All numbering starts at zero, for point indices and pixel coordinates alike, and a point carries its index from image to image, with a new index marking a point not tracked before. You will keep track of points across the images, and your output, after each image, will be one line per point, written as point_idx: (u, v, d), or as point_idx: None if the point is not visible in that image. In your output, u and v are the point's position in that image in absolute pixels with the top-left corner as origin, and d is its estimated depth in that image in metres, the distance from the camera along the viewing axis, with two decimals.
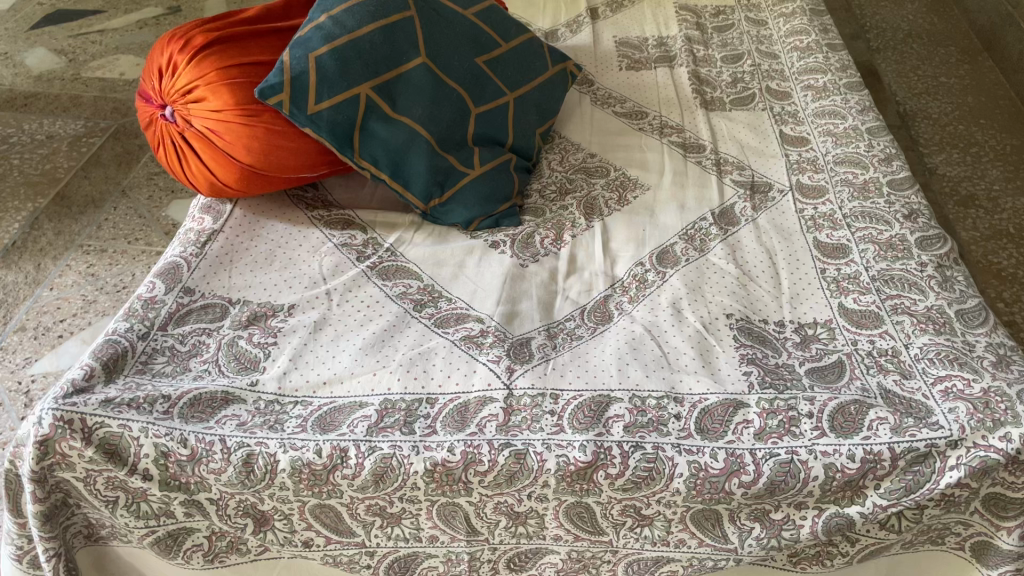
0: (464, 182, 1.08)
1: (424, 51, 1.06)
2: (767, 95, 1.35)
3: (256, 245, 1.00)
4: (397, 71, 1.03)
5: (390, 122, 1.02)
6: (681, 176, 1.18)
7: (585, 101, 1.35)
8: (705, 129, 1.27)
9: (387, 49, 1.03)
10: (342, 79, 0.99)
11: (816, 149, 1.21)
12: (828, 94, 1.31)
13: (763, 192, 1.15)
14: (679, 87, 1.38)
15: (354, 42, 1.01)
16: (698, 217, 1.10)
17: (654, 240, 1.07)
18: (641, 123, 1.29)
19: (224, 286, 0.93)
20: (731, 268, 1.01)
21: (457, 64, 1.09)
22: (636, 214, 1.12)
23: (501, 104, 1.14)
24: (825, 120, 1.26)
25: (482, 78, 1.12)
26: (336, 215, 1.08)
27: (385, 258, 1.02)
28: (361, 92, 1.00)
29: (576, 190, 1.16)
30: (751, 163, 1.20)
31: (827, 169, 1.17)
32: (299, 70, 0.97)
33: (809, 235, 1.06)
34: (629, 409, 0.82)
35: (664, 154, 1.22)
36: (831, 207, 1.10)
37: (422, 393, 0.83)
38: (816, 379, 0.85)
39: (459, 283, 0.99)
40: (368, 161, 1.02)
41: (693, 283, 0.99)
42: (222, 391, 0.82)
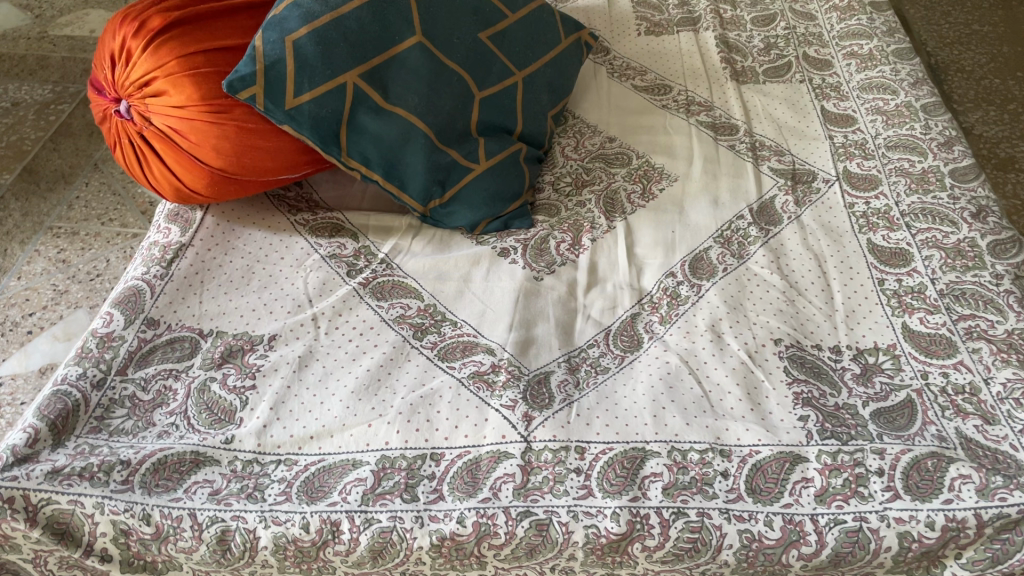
0: (467, 180, 0.95)
1: (420, 28, 0.91)
2: (805, 64, 1.20)
3: (231, 261, 0.87)
4: (389, 54, 0.89)
5: (381, 114, 0.88)
6: (712, 165, 1.05)
7: (601, 73, 1.21)
8: (737, 107, 1.13)
9: (377, 28, 0.88)
10: (325, 66, 0.85)
11: (864, 129, 1.08)
12: (875, 64, 1.17)
13: (806, 182, 1.02)
14: (705, 56, 1.23)
15: (338, 20, 0.86)
16: (735, 215, 0.97)
17: (685, 245, 0.94)
18: (664, 100, 1.15)
19: (193, 315, 0.81)
20: (776, 281, 0.88)
21: (459, 41, 0.95)
22: (663, 212, 0.99)
23: (509, 85, 1.00)
24: (872, 96, 1.12)
25: (488, 56, 0.98)
26: (322, 219, 0.95)
27: (380, 272, 0.89)
28: (348, 81, 0.86)
29: (594, 183, 1.03)
30: (790, 148, 1.07)
31: (879, 155, 1.03)
32: (274, 58, 0.83)
33: (862, 237, 0.93)
34: (668, 466, 0.70)
35: (693, 138, 1.08)
36: (885, 202, 0.97)
37: (426, 449, 0.71)
38: (884, 423, 0.73)
39: (465, 303, 0.86)
40: (357, 160, 0.89)
41: (734, 300, 0.86)
42: (191, 452, 0.70)
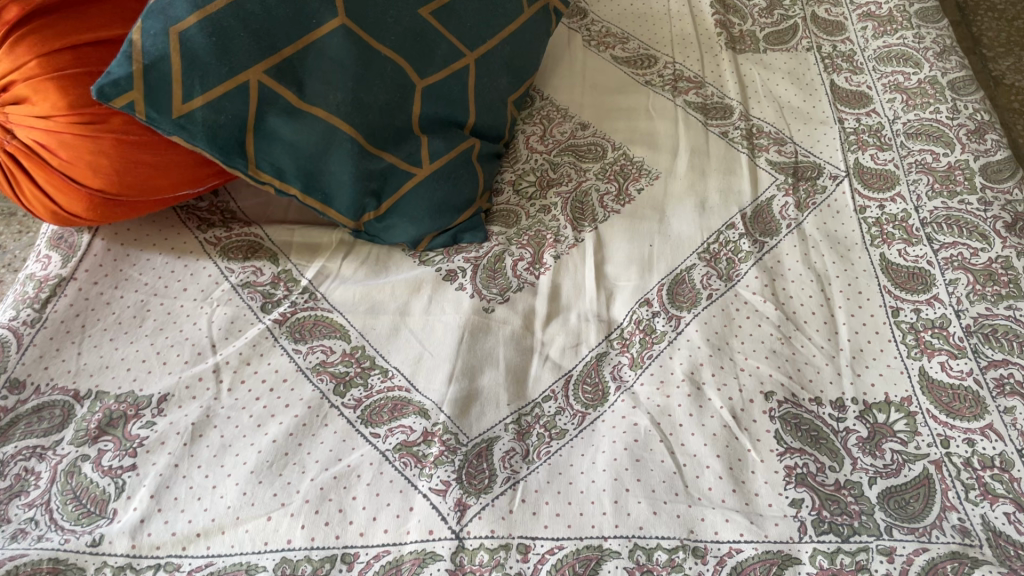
0: (407, 188, 0.80)
1: (343, 8, 0.75)
2: (813, 28, 1.04)
3: (123, 296, 0.74)
4: (305, 42, 0.74)
5: (296, 117, 0.73)
6: (700, 158, 0.90)
7: (576, 41, 1.04)
8: (731, 83, 0.97)
9: (286, 11, 0.73)
10: (221, 63, 0.69)
11: (879, 112, 0.92)
12: (894, 28, 1.00)
13: (810, 179, 0.87)
14: (697, 18, 1.07)
15: (238, 3, 0.70)
16: (724, 224, 0.83)
17: (664, 263, 0.80)
18: (647, 75, 0.99)
19: (69, 372, 0.68)
20: (770, 311, 0.74)
21: (393, 21, 0.79)
22: (640, 219, 0.84)
23: (458, 70, 0.84)
24: (891, 69, 0.96)
25: (431, 35, 0.82)
26: (238, 236, 0.81)
27: (300, 304, 0.76)
28: (252, 79, 0.71)
29: (561, 183, 0.88)
30: (793, 134, 0.92)
31: (896, 146, 0.88)
32: (155, 54, 0.67)
33: (874, 252, 0.79)
34: (629, 571, 0.57)
35: (678, 124, 0.93)
36: (903, 207, 0.82)
37: (336, 548, 0.58)
38: (894, 510, 0.60)
39: (399, 344, 0.73)
40: (269, 172, 0.75)
41: (718, 337, 0.72)
42: (48, 560, 0.57)
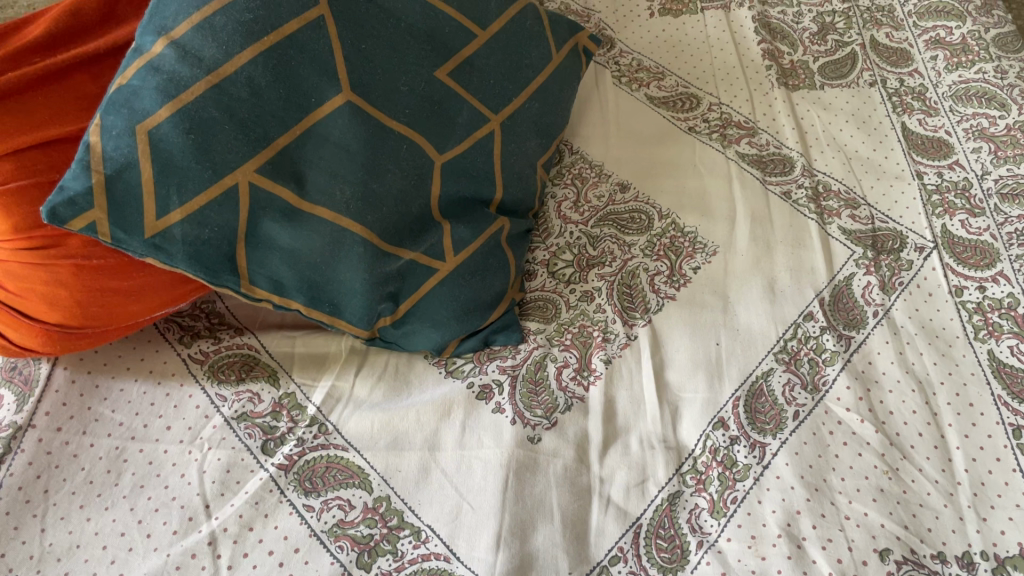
0: (429, 288, 0.67)
1: (346, 80, 0.62)
2: (874, 57, 0.91)
3: (93, 444, 0.60)
4: (303, 126, 0.60)
5: (296, 221, 0.60)
6: (762, 227, 0.77)
7: (605, 78, 0.91)
8: (789, 128, 0.85)
9: (279, 92, 0.59)
10: (203, 165, 0.56)
11: (964, 165, 0.80)
12: (970, 59, 0.88)
13: (893, 250, 0.75)
14: (741, 46, 0.94)
15: (220, 88, 0.57)
16: (800, 313, 0.71)
17: (735, 367, 0.68)
18: (690, 119, 0.87)
19: (31, 557, 0.54)
20: (870, 434, 0.63)
21: (407, 89, 0.66)
22: (701, 307, 0.72)
23: (482, 138, 0.71)
24: (971, 110, 0.84)
25: (450, 102, 0.69)
26: (228, 349, 0.68)
27: (309, 442, 0.63)
28: (241, 180, 0.57)
29: (604, 263, 0.76)
30: (866, 194, 0.79)
31: (990, 209, 0.76)
32: (120, 162, 0.54)
33: (980, 349, 0.67)
34: None
35: (733, 183, 0.81)
36: (1008, 291, 0.70)
37: None
38: None
39: (432, 491, 0.61)
40: (266, 286, 0.62)
41: (814, 473, 0.61)
42: None
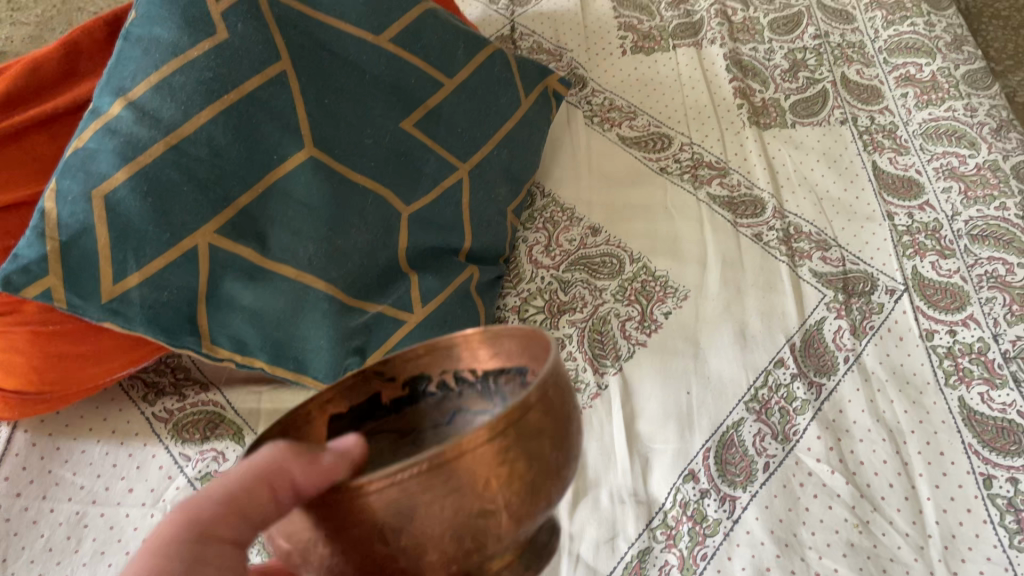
0: (399, 340, 0.63)
1: (309, 136, 0.62)
2: (845, 94, 0.91)
3: (53, 509, 0.59)
4: (264, 185, 0.60)
5: (258, 280, 0.59)
6: (733, 271, 0.77)
7: (577, 119, 0.91)
8: (760, 168, 0.85)
9: (240, 151, 0.58)
10: (161, 227, 0.55)
11: (934, 205, 0.80)
12: (940, 96, 0.88)
13: (864, 293, 0.75)
14: (712, 85, 0.94)
15: (179, 149, 0.56)
16: (772, 360, 0.70)
17: (707, 417, 0.67)
18: (661, 159, 0.87)
19: None
20: (841, 486, 0.62)
21: (371, 142, 0.65)
22: (672, 354, 0.71)
23: (450, 187, 0.70)
24: (941, 149, 0.84)
25: (417, 153, 0.68)
26: (193, 406, 0.67)
27: None
28: (201, 242, 0.57)
29: (574, 309, 0.75)
30: (837, 235, 0.79)
31: (960, 251, 0.76)
32: (77, 228, 0.53)
33: (951, 395, 0.67)
34: None
35: (704, 226, 0.80)
36: (978, 335, 0.70)
37: None
38: None
39: None
40: (229, 346, 0.59)
41: (783, 528, 0.60)
42: None
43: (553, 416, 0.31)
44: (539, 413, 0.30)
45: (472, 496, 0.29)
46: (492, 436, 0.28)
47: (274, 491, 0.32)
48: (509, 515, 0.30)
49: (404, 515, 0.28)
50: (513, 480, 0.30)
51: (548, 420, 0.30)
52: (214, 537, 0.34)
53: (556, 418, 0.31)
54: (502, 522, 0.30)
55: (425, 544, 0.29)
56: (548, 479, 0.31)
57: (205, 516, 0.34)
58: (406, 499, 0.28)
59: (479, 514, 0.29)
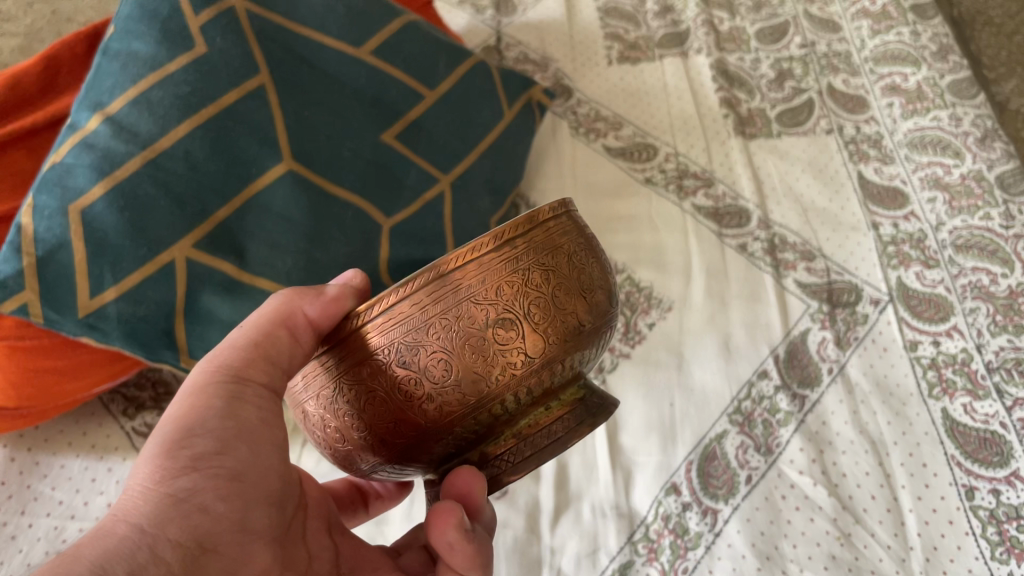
0: None
1: (288, 149, 0.61)
2: (831, 104, 0.91)
3: (32, 524, 0.59)
4: (242, 198, 0.59)
5: (236, 294, 0.59)
6: (717, 282, 0.77)
7: (562, 129, 0.91)
8: (745, 178, 0.85)
9: (218, 165, 0.58)
10: (138, 242, 0.55)
11: (920, 215, 0.80)
12: (925, 106, 0.88)
13: (848, 304, 0.74)
14: (698, 95, 0.94)
15: (156, 164, 0.56)
16: (755, 371, 0.70)
17: (689, 429, 0.67)
18: (646, 170, 0.87)
19: None
20: (823, 498, 0.62)
21: (352, 154, 0.65)
22: (655, 366, 0.71)
23: (432, 199, 0.70)
24: (927, 159, 0.84)
25: (398, 165, 0.68)
26: None
27: None
28: (178, 257, 0.56)
29: None
30: (822, 245, 0.79)
31: (945, 261, 0.76)
32: (53, 243, 0.53)
33: (934, 406, 0.67)
34: None
35: (689, 237, 0.80)
36: (962, 346, 0.70)
37: None
38: None
39: None
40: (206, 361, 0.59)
41: (765, 541, 0.60)
42: None
43: (562, 251, 0.42)
44: (554, 246, 0.42)
45: (479, 320, 0.39)
46: (500, 255, 0.40)
47: (294, 334, 0.42)
48: (525, 335, 0.40)
49: (430, 329, 0.38)
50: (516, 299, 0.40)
51: (549, 260, 0.41)
52: (245, 401, 0.41)
53: (556, 259, 0.41)
54: (513, 338, 0.39)
55: (450, 360, 0.39)
56: (570, 317, 0.42)
57: (234, 363, 0.42)
58: (429, 315, 0.38)
59: (492, 327, 0.39)
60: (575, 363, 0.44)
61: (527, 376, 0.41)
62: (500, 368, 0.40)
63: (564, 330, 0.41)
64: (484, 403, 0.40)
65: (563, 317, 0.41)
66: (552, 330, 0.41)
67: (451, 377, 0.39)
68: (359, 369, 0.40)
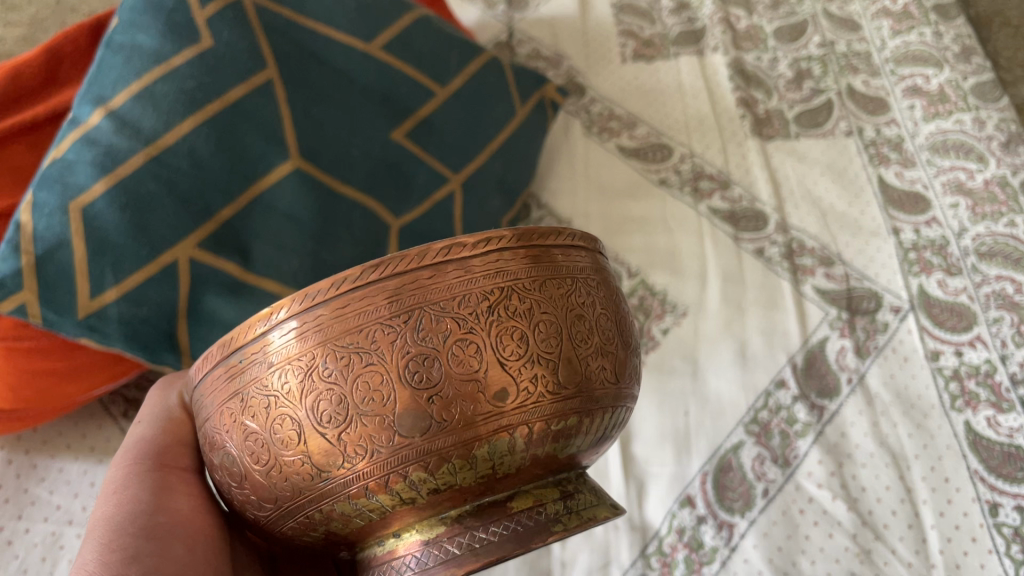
0: None
1: (296, 147, 0.60)
2: (851, 105, 0.89)
3: (28, 529, 0.57)
4: (248, 197, 0.58)
5: (240, 295, 0.57)
6: (734, 288, 0.75)
7: (574, 128, 0.89)
8: (762, 181, 0.83)
9: (223, 162, 0.56)
10: (140, 242, 0.53)
11: (942, 221, 0.78)
12: (948, 108, 0.86)
13: (868, 312, 0.72)
14: (714, 94, 0.92)
15: (159, 161, 0.54)
16: (772, 381, 0.68)
17: (704, 440, 0.65)
18: (661, 171, 0.85)
19: None
20: (842, 513, 0.60)
21: (361, 153, 0.63)
22: (669, 374, 0.69)
23: (442, 199, 0.68)
24: (949, 162, 0.82)
25: (408, 164, 0.66)
26: None
27: None
28: (181, 256, 0.55)
29: None
30: (841, 251, 0.77)
31: (968, 269, 0.74)
32: (52, 242, 0.51)
33: (957, 419, 0.65)
34: None
35: (704, 241, 0.78)
36: (986, 357, 0.68)
37: None
38: None
39: None
40: None
41: (782, 556, 0.59)
42: None
43: (488, 304, 0.36)
44: (474, 294, 0.36)
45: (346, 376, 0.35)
46: (393, 299, 0.35)
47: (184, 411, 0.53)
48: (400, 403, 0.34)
49: (304, 364, 0.35)
50: (399, 347, 0.34)
51: (462, 315, 0.35)
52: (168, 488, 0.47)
53: (485, 305, 0.36)
54: (386, 401, 0.34)
55: (313, 416, 0.35)
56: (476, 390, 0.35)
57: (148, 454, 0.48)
58: (297, 359, 0.35)
59: (363, 377, 0.34)
60: (502, 455, 0.36)
61: (407, 455, 0.35)
62: (367, 434, 0.35)
63: (466, 403, 0.35)
64: (356, 477, 0.35)
65: (471, 389, 0.35)
66: (446, 397, 0.35)
67: (314, 436, 0.35)
68: (235, 409, 0.37)
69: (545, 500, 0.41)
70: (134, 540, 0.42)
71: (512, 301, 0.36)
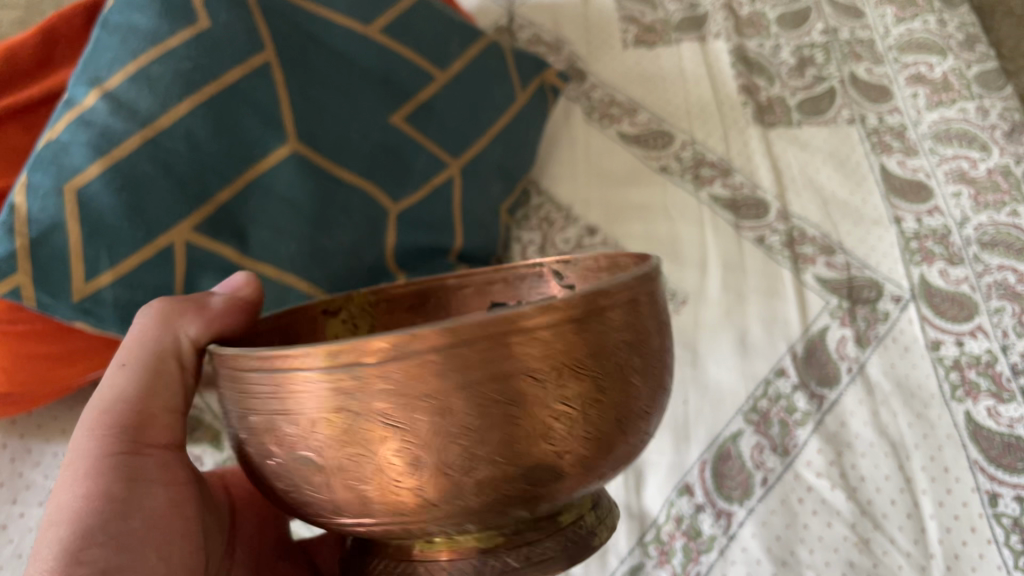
0: None
1: (293, 130, 0.59)
2: (854, 92, 0.89)
3: (24, 514, 0.57)
4: (245, 180, 0.57)
5: None
6: (735, 276, 0.74)
7: (576, 113, 0.89)
8: (764, 168, 0.82)
9: (220, 145, 0.56)
10: (135, 225, 0.53)
11: (944, 210, 0.77)
12: (952, 96, 0.85)
13: (869, 300, 0.72)
14: (716, 81, 0.91)
15: (156, 143, 0.54)
16: (772, 369, 0.68)
17: (703, 428, 0.65)
18: (662, 157, 0.84)
19: None
20: (841, 503, 0.60)
21: (359, 137, 0.63)
22: None
23: (441, 184, 0.68)
24: (952, 152, 0.81)
25: (407, 149, 0.66)
26: None
27: None
28: (177, 240, 0.54)
29: None
30: (842, 239, 0.77)
31: (970, 258, 0.74)
32: (47, 224, 0.51)
33: (957, 409, 0.65)
34: None
35: (705, 228, 0.78)
36: (987, 346, 0.68)
37: None
38: None
39: None
40: None
41: (781, 545, 0.59)
42: None
43: (552, 389, 0.30)
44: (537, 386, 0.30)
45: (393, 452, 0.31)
46: (456, 385, 0.29)
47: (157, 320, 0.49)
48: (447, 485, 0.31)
49: (349, 426, 0.31)
50: (457, 420, 0.30)
51: (527, 397, 0.30)
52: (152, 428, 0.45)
53: (545, 392, 0.30)
54: (427, 487, 0.31)
55: (347, 471, 0.31)
56: (529, 477, 0.32)
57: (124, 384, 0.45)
58: (333, 407, 0.30)
59: (412, 459, 0.30)
60: (554, 503, 0.34)
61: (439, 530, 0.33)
62: (400, 506, 0.32)
63: (531, 468, 0.31)
64: (375, 529, 0.34)
65: (524, 483, 0.32)
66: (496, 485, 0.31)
67: (341, 487, 0.32)
68: (260, 424, 0.33)
69: (583, 511, 0.39)
70: (115, 502, 0.40)
71: (577, 392, 0.31)
